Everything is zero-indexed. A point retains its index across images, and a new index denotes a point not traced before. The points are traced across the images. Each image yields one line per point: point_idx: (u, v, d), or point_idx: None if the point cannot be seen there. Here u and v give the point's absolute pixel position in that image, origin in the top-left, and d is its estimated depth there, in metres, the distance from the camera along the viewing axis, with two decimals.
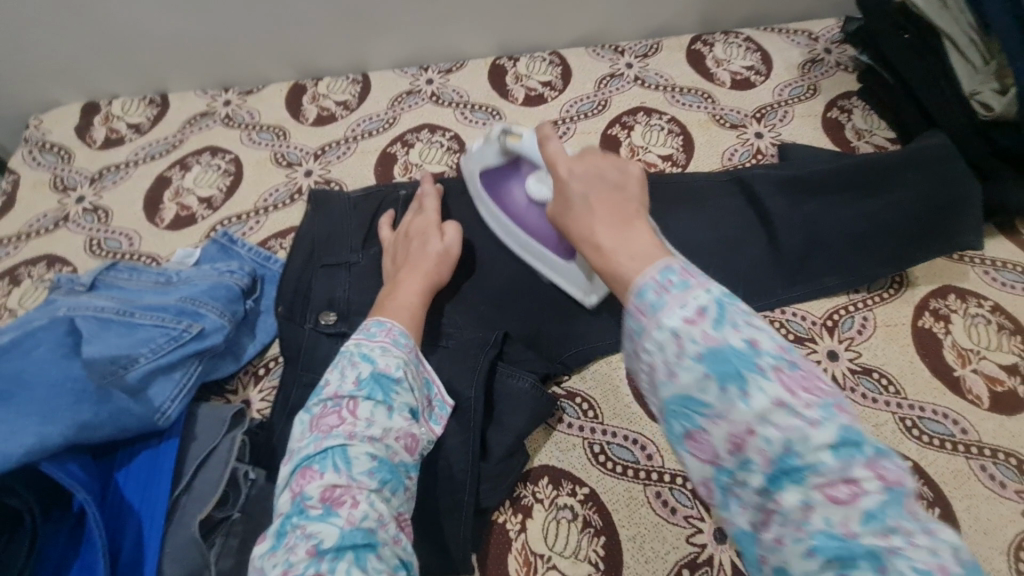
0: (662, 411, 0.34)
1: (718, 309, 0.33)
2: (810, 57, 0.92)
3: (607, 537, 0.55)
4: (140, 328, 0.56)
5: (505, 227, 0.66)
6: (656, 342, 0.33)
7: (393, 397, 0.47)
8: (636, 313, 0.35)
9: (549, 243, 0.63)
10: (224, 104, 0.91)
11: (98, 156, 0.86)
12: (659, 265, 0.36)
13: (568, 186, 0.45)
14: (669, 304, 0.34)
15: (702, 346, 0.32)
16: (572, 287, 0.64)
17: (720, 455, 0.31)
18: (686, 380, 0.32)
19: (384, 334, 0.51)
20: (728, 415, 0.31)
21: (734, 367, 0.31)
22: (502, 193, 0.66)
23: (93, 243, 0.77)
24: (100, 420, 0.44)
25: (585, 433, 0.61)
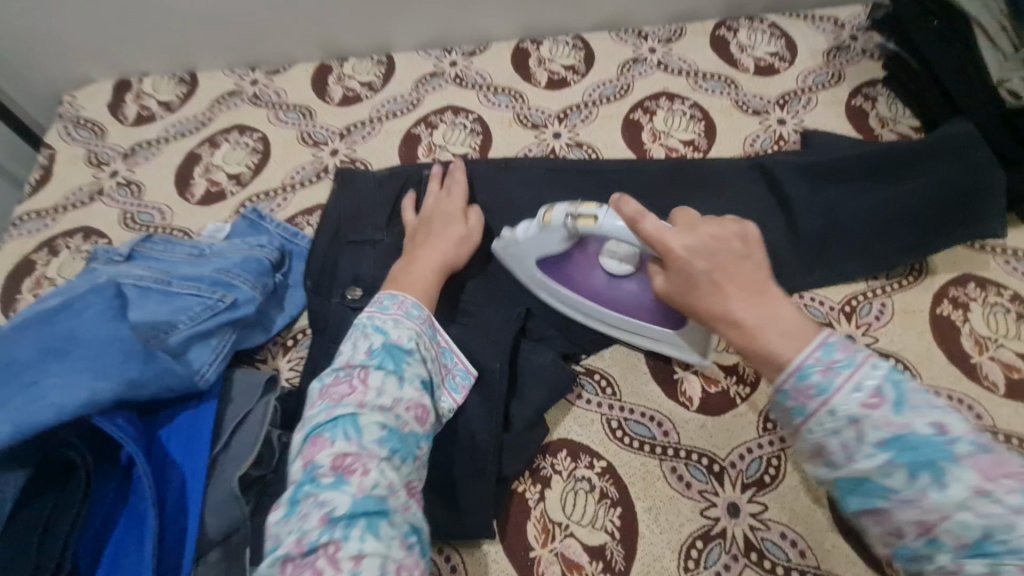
0: (835, 487, 0.38)
1: (896, 394, 0.37)
2: (835, 44, 0.92)
3: (623, 508, 0.57)
4: (178, 296, 0.59)
5: (581, 304, 0.63)
6: (834, 425, 0.37)
7: (404, 367, 0.48)
8: (797, 393, 0.38)
9: (640, 309, 0.61)
10: (251, 84, 0.92)
11: (130, 132, 0.88)
12: (818, 341, 0.40)
13: (692, 263, 0.47)
14: (838, 387, 0.37)
15: (886, 432, 0.36)
16: (677, 348, 0.63)
17: (907, 535, 0.35)
18: (864, 466, 0.36)
19: (396, 307, 0.52)
20: (922, 501, 0.34)
21: (927, 455, 0.35)
22: (572, 282, 0.62)
23: (126, 216, 0.79)
24: (147, 378, 0.46)
25: (603, 409, 0.62)
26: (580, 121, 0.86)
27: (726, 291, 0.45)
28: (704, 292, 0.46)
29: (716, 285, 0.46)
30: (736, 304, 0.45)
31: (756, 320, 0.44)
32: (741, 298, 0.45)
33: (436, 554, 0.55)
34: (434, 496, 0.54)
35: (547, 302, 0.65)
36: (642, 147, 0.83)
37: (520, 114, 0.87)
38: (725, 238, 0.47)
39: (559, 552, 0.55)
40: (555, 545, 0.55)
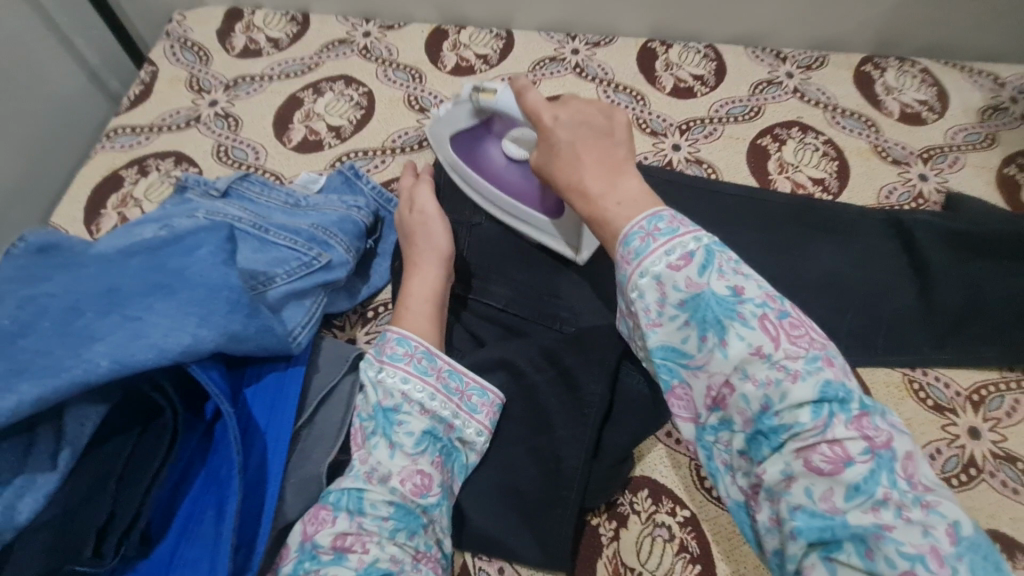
0: (650, 360, 0.41)
1: (704, 260, 0.39)
2: (993, 103, 0.83)
3: (703, 567, 0.52)
4: (275, 247, 0.55)
5: (476, 182, 0.65)
6: (643, 287, 0.40)
7: (396, 428, 0.46)
8: (623, 260, 0.41)
9: (525, 194, 0.62)
10: (363, 35, 0.88)
11: (235, 64, 0.85)
12: (649, 214, 0.42)
13: (555, 132, 0.49)
14: (652, 251, 0.40)
15: (684, 293, 0.39)
16: (556, 241, 0.62)
17: (702, 407, 0.39)
18: (670, 334, 0.40)
19: (378, 352, 0.49)
20: (707, 364, 0.38)
21: (710, 313, 0.38)
22: (474, 158, 0.64)
23: (221, 150, 0.77)
24: (248, 334, 0.42)
25: (693, 453, 0.57)
26: (702, 137, 0.80)
27: (580, 160, 0.47)
28: (561, 162, 0.48)
29: (575, 152, 0.47)
30: (585, 172, 0.46)
31: (597, 189, 0.46)
32: (594, 169, 0.46)
33: (492, 571, 0.52)
34: (514, 515, 0.51)
35: (457, 184, 0.68)
36: (766, 177, 0.77)
37: (639, 118, 0.81)
38: (590, 117, 0.49)
39: None
40: None
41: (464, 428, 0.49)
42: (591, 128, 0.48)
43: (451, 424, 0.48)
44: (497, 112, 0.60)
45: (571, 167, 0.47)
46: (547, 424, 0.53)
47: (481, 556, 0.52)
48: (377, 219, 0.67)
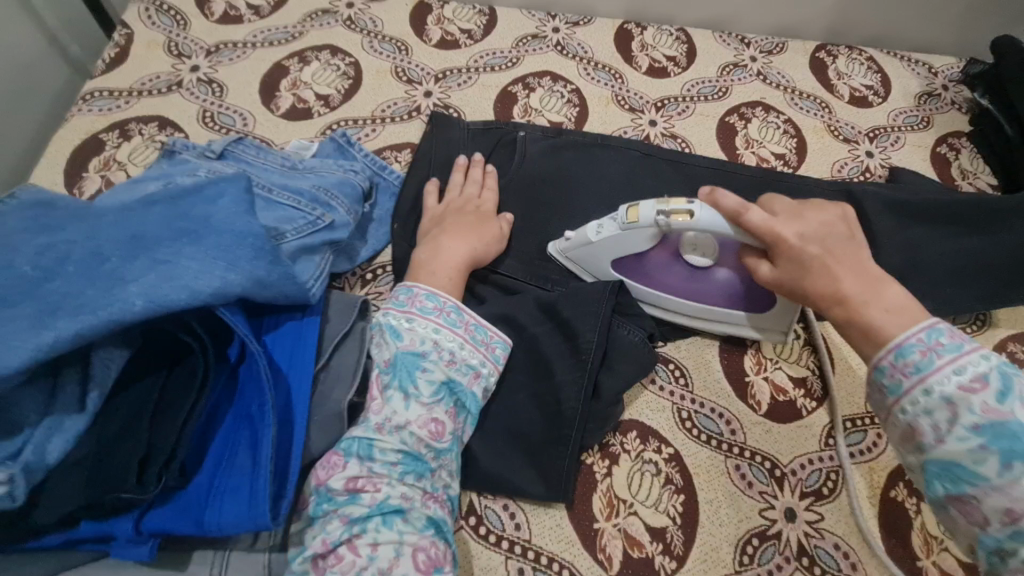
0: (922, 471, 0.43)
1: (1002, 387, 0.42)
2: (927, 89, 0.93)
3: (686, 496, 0.58)
4: (280, 206, 0.56)
5: (661, 303, 0.65)
6: (927, 403, 0.43)
7: (419, 376, 0.48)
8: (894, 370, 0.45)
9: (722, 297, 0.63)
10: (347, 5, 0.89)
11: (215, 30, 0.83)
12: (923, 325, 0.45)
13: (806, 249, 0.51)
14: (938, 367, 0.43)
15: (982, 416, 0.41)
16: (748, 331, 0.65)
17: (961, 476, 0.41)
18: (953, 447, 0.42)
19: (409, 303, 0.52)
20: (1010, 489, 0.39)
21: (1020, 443, 0.40)
22: (646, 274, 0.63)
23: (206, 115, 0.76)
24: (272, 280, 0.44)
25: (674, 398, 0.63)
26: (677, 114, 0.85)
27: (835, 273, 0.50)
28: (823, 268, 0.50)
29: None
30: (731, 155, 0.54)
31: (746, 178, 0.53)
32: None
33: (497, 508, 0.55)
34: (519, 454, 0.55)
35: (636, 297, 0.65)
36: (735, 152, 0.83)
37: (618, 95, 0.86)
38: (832, 226, 0.53)
39: (622, 528, 0.55)
40: (619, 521, 0.56)
41: (489, 377, 0.52)
42: (839, 239, 0.52)
43: (477, 373, 0.51)
44: (680, 229, 0.58)
45: None
46: (547, 372, 0.57)
47: (486, 494, 0.55)
48: (372, 184, 0.69)
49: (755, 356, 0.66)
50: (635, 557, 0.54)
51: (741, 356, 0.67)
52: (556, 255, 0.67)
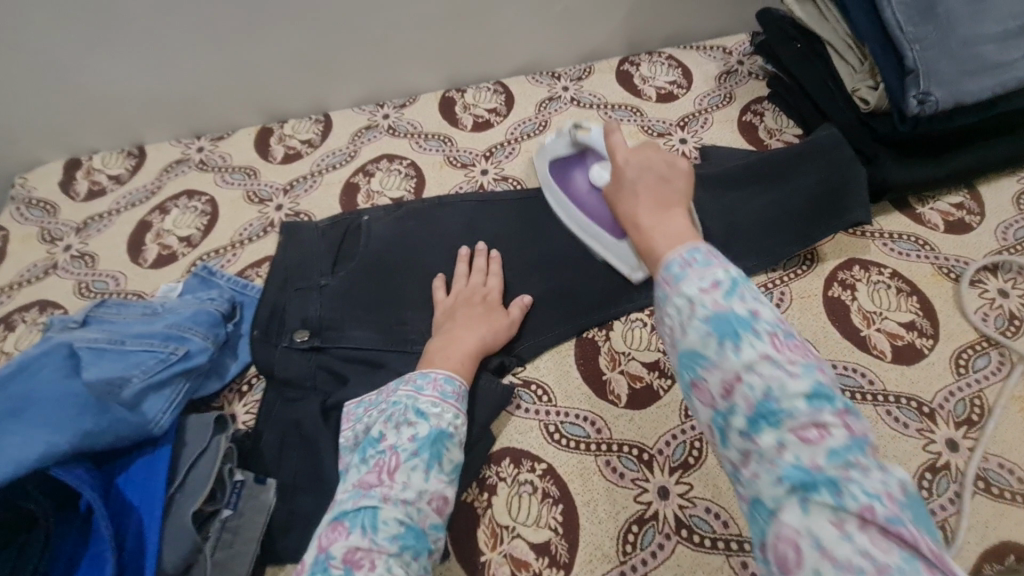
0: (676, 364, 0.42)
1: (730, 284, 0.41)
2: (725, 69, 1.03)
3: (564, 504, 0.62)
4: (133, 353, 0.62)
5: (567, 209, 0.78)
6: (677, 306, 0.41)
7: (439, 460, 0.55)
8: (663, 283, 0.44)
9: (600, 216, 0.74)
10: (197, 151, 0.99)
11: (81, 208, 0.93)
12: (687, 245, 0.45)
13: (623, 170, 0.56)
14: (688, 276, 0.42)
15: (710, 309, 0.40)
16: (622, 262, 0.74)
17: (716, 400, 0.39)
18: (693, 338, 0.40)
19: (431, 387, 0.60)
20: (723, 364, 0.39)
21: (732, 327, 0.39)
22: (563, 177, 0.78)
23: (82, 286, 0.83)
24: (101, 429, 0.50)
25: (540, 415, 0.68)
26: (505, 157, 0.94)
27: (638, 196, 0.53)
28: (624, 199, 0.54)
29: (635, 191, 0.53)
30: (641, 205, 0.52)
31: (648, 221, 0.50)
32: (648, 205, 0.51)
33: None
34: None
35: (549, 202, 0.80)
36: None
37: (450, 156, 0.95)
38: (653, 162, 0.55)
39: (508, 552, 0.59)
40: (504, 547, 0.60)
41: None
42: (656, 173, 0.54)
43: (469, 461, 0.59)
44: (589, 147, 0.75)
45: (630, 202, 0.53)
46: None
47: None
48: (233, 304, 0.75)
49: (609, 355, 0.72)
50: None
51: (597, 357, 0.72)
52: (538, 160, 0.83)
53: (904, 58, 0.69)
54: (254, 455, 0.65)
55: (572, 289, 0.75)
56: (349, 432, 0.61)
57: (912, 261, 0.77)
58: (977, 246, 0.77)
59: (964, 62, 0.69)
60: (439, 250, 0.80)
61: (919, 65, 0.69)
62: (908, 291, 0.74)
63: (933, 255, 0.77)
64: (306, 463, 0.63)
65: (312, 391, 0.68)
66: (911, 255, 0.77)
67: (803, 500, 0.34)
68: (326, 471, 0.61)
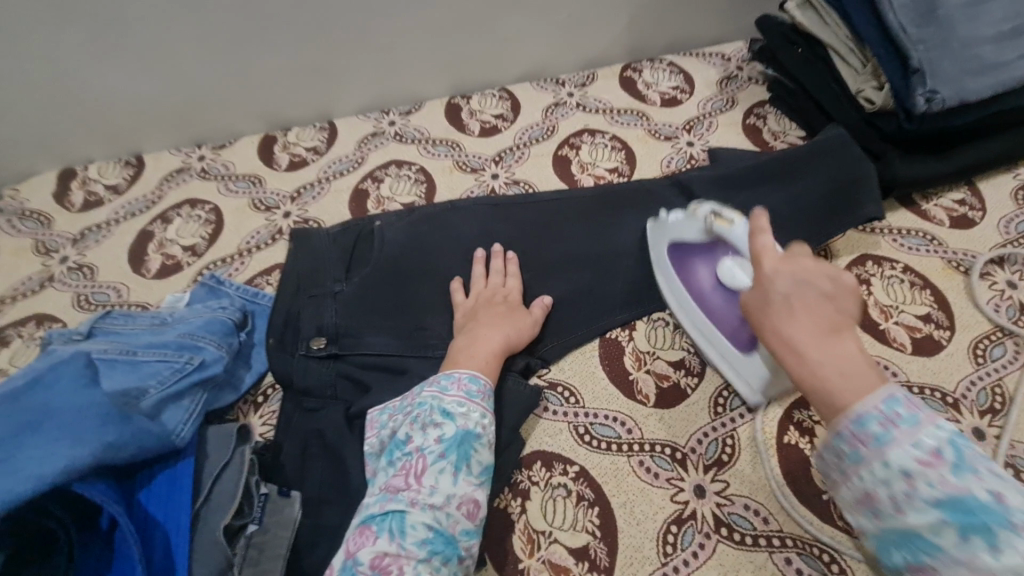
0: (881, 538, 0.41)
1: (958, 458, 0.39)
2: (726, 74, 1.05)
3: (600, 507, 0.60)
4: (145, 364, 0.59)
5: (681, 299, 0.70)
6: (885, 474, 0.40)
7: (469, 462, 0.54)
8: (853, 439, 0.41)
9: (726, 322, 0.66)
10: (198, 160, 0.96)
11: (77, 219, 0.89)
12: (882, 392, 0.42)
13: (774, 283, 0.49)
14: (897, 440, 0.40)
15: (941, 491, 0.38)
16: (741, 381, 0.65)
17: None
18: (918, 522, 0.39)
19: (456, 387, 0.57)
20: (969, 561, 0.37)
21: (978, 519, 0.37)
22: (682, 262, 0.70)
23: (81, 299, 0.80)
24: (125, 440, 0.47)
25: (569, 417, 0.67)
26: (514, 162, 0.94)
27: (796, 315, 0.47)
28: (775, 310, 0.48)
29: (791, 307, 0.47)
30: (801, 324, 0.46)
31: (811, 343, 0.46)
32: (815, 328, 0.46)
33: None
34: None
35: (658, 284, 0.74)
36: (573, 179, 0.92)
37: (459, 161, 0.94)
38: (800, 252, 0.51)
39: (545, 558, 0.58)
40: (542, 552, 0.58)
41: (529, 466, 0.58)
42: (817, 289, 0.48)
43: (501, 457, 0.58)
44: (725, 237, 0.64)
45: (781, 317, 0.48)
46: None
47: None
48: (245, 313, 0.73)
49: (634, 354, 0.71)
50: None
51: (622, 357, 0.72)
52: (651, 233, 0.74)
53: (909, 58, 0.72)
54: (275, 467, 0.62)
55: (593, 289, 0.75)
56: (375, 437, 0.59)
57: (922, 255, 0.78)
58: (983, 240, 0.80)
59: (966, 63, 0.72)
60: (456, 254, 0.79)
61: (924, 65, 0.71)
62: (921, 284, 0.76)
63: (941, 250, 0.79)
64: (331, 473, 0.60)
65: (333, 400, 0.66)
66: (921, 250, 0.79)
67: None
68: (353, 480, 0.59)
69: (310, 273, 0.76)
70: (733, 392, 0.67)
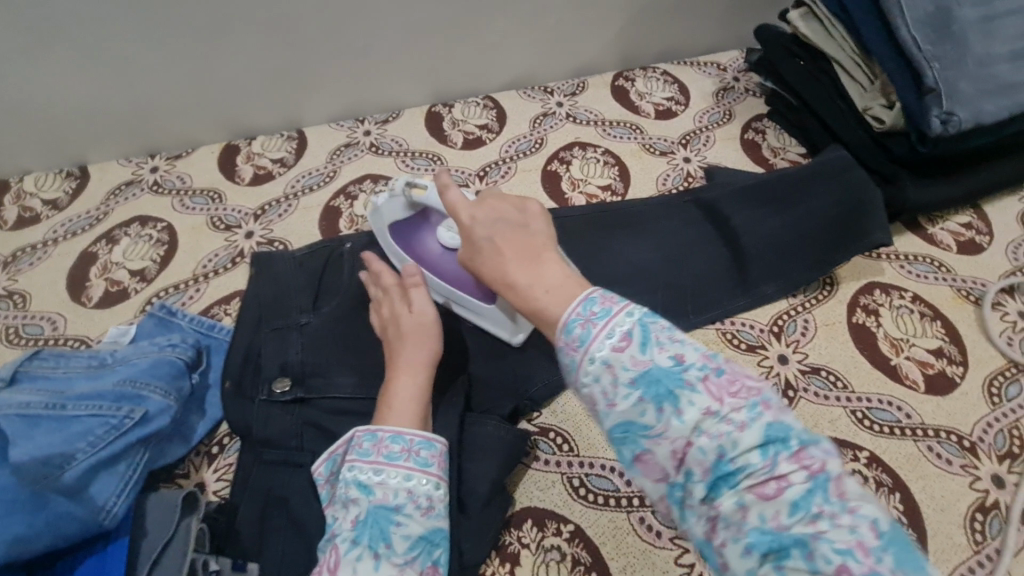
0: (609, 439, 0.37)
1: (641, 334, 0.37)
2: (722, 85, 1.00)
3: (598, 573, 0.54)
4: (75, 421, 0.51)
5: (420, 276, 0.65)
6: (592, 371, 0.37)
7: (392, 537, 0.46)
8: (568, 348, 0.38)
9: (462, 281, 0.62)
10: (151, 171, 0.87)
11: (9, 238, 0.80)
12: (581, 298, 0.40)
13: (473, 230, 0.47)
14: (595, 335, 0.37)
15: (633, 371, 0.36)
16: (498, 326, 0.63)
17: (668, 472, 0.35)
18: (624, 407, 0.36)
19: (374, 450, 0.50)
20: (666, 432, 0.35)
21: (663, 387, 0.35)
22: (411, 247, 0.65)
23: (11, 332, 0.71)
24: (37, 532, 0.45)
25: (562, 468, 0.60)
26: (500, 177, 0.87)
27: (502, 253, 0.45)
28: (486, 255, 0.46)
29: (497, 248, 0.46)
30: (513, 271, 0.44)
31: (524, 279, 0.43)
32: (516, 259, 0.44)
33: None
34: None
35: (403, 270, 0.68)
36: (563, 196, 0.85)
37: None
38: (503, 211, 0.49)
39: None
40: None
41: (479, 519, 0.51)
42: (508, 224, 0.47)
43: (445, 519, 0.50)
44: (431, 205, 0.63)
45: (493, 260, 0.46)
46: None
47: None
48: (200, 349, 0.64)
49: None
50: None
51: None
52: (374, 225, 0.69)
53: (923, 77, 0.67)
54: (230, 534, 0.55)
55: None
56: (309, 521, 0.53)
57: (931, 284, 0.74)
58: (991, 266, 0.76)
59: (981, 82, 0.68)
60: None
61: (940, 85, 0.67)
62: (931, 315, 0.71)
63: (950, 277, 0.75)
64: (293, 542, 0.53)
65: (298, 453, 0.59)
66: (929, 278, 0.75)
67: (777, 566, 0.32)
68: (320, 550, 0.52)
69: (271, 303, 0.68)
70: None
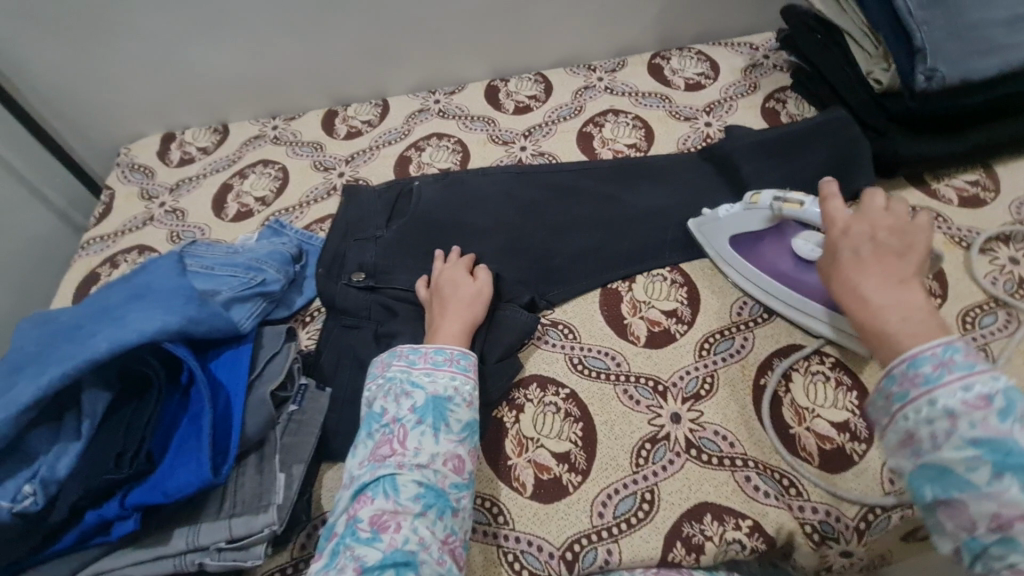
0: (919, 475, 0.46)
1: (1003, 405, 0.44)
2: (752, 62, 1.10)
3: (584, 423, 0.69)
4: (222, 276, 0.74)
5: (763, 280, 0.75)
6: (929, 414, 0.45)
7: (447, 418, 0.60)
8: (905, 380, 0.47)
9: (818, 292, 0.70)
10: (272, 128, 1.12)
11: (174, 173, 1.08)
12: (941, 342, 0.47)
13: (843, 246, 0.57)
14: (947, 382, 0.45)
15: (979, 431, 0.43)
16: (845, 337, 0.69)
17: (977, 524, 0.42)
18: (952, 455, 0.44)
19: (422, 360, 0.64)
20: (999, 494, 0.41)
21: (1008, 456, 0.42)
22: (760, 255, 0.75)
23: (174, 235, 0.97)
24: (203, 317, 0.61)
25: (566, 349, 0.75)
26: (542, 136, 1.04)
27: (868, 272, 0.53)
28: (845, 271, 0.55)
29: (864, 264, 0.54)
30: (869, 290, 0.52)
31: (883, 300, 0.51)
32: (881, 280, 0.52)
33: None
34: None
35: (732, 277, 0.78)
36: (594, 152, 1.00)
37: (493, 135, 1.05)
38: (885, 238, 0.55)
39: (532, 459, 0.67)
40: (529, 454, 0.67)
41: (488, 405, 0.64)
42: (886, 247, 0.54)
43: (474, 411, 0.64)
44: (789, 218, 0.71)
45: (854, 273, 0.54)
46: None
47: None
48: (300, 250, 0.86)
49: (631, 302, 0.79)
50: (545, 479, 0.65)
51: (620, 304, 0.80)
52: (695, 230, 0.81)
53: (912, 38, 0.75)
54: (314, 368, 0.75)
55: (602, 247, 0.83)
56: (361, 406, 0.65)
57: None
58: (990, 218, 0.82)
59: (970, 44, 0.75)
60: (483, 211, 0.89)
61: (926, 46, 0.74)
62: None
63: (945, 225, 0.81)
64: (358, 376, 0.72)
65: (366, 320, 0.78)
66: None
67: None
68: None
69: (355, 220, 0.88)
70: (718, 339, 0.74)
